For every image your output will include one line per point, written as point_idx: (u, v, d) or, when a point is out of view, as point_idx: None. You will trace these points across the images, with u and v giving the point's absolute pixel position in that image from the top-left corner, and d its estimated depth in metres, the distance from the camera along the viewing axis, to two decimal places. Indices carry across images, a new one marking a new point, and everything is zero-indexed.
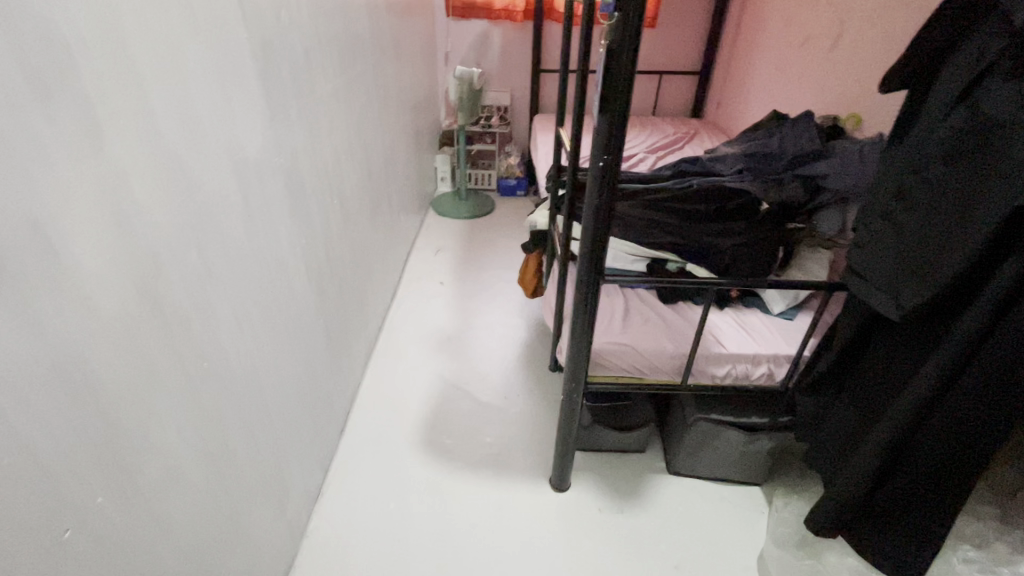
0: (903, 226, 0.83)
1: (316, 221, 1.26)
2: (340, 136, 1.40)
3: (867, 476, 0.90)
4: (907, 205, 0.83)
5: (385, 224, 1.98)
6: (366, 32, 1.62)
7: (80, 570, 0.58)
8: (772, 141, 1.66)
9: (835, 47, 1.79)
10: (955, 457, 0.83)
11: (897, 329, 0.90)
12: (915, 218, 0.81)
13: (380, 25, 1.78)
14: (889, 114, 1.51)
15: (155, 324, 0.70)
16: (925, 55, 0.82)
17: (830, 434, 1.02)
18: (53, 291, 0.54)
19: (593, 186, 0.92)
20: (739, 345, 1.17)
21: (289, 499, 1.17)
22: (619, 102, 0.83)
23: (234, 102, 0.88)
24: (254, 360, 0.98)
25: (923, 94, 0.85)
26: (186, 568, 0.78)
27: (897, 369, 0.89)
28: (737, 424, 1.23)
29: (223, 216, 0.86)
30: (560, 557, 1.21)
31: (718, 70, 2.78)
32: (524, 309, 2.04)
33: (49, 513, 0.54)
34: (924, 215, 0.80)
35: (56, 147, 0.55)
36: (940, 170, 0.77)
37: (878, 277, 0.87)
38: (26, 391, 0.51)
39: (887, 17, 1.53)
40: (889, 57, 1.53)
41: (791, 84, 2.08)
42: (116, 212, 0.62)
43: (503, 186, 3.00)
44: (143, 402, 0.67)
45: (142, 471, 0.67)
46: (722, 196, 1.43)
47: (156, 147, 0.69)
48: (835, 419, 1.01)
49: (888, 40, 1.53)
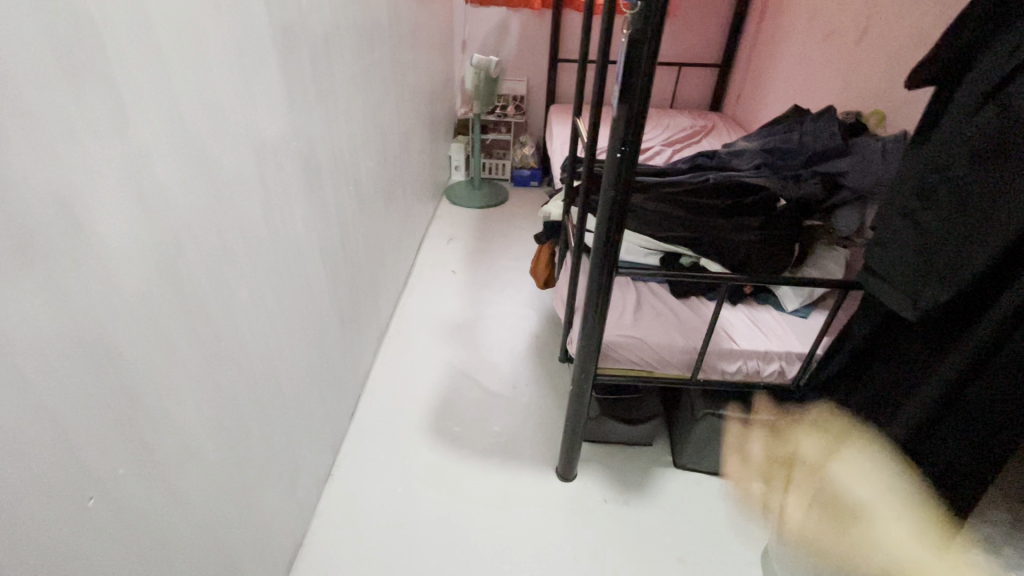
0: (923, 224, 0.82)
1: (332, 207, 1.27)
2: (357, 122, 1.41)
3: None
4: (927, 203, 0.81)
5: (399, 211, 1.99)
6: (385, 18, 1.62)
7: (102, 537, 0.60)
8: (791, 137, 1.64)
9: (860, 42, 1.75)
10: (969, 458, 0.82)
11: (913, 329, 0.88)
12: (937, 216, 0.79)
13: (399, 12, 1.78)
14: (914, 111, 1.47)
15: (175, 303, 0.71)
16: (954, 51, 0.80)
17: (840, 433, 1.01)
18: (80, 268, 0.56)
19: (610, 177, 0.92)
20: (751, 341, 1.16)
21: (300, 479, 1.19)
22: (638, 93, 0.82)
23: (254, 86, 0.89)
24: (269, 342, 1.00)
25: (950, 90, 0.83)
26: (202, 541, 0.81)
27: (911, 369, 0.88)
28: None
29: (242, 199, 0.87)
30: (564, 546, 1.22)
31: (739, 63, 2.73)
32: (534, 300, 2.05)
33: (75, 481, 0.56)
34: (946, 213, 0.78)
35: (84, 126, 0.56)
36: (962, 171, 0.76)
37: (895, 276, 0.86)
38: (52, 363, 0.53)
39: (915, 11, 1.49)
40: (916, 53, 1.49)
41: (814, 79, 2.05)
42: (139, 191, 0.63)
43: (517, 177, 2.99)
44: (163, 379, 0.69)
45: (162, 445, 0.69)
46: (737, 189, 1.42)
47: (178, 129, 0.70)
48: (845, 417, 1.00)
49: (916, 36, 1.49)
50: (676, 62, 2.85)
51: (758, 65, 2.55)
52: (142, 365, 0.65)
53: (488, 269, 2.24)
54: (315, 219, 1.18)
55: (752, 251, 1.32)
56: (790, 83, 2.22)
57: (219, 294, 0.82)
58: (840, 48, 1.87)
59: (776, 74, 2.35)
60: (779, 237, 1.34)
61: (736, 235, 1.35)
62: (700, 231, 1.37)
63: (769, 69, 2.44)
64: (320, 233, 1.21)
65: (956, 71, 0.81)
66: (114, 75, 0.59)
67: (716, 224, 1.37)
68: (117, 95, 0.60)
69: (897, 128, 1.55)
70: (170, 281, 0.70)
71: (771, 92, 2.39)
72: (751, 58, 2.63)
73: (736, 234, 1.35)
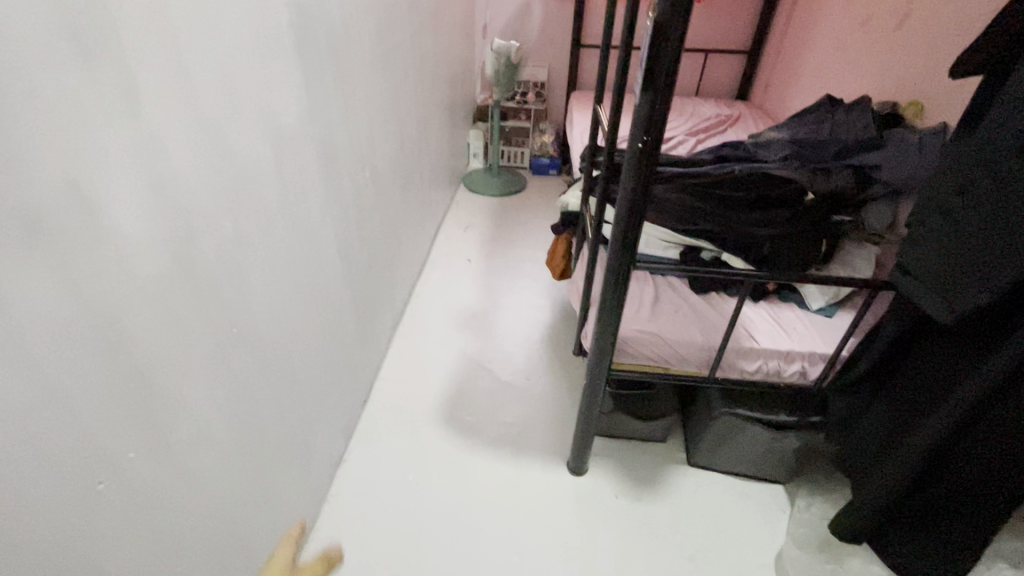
0: (962, 222, 0.77)
1: (348, 194, 1.27)
2: (374, 107, 1.39)
3: (901, 481, 0.87)
4: (968, 201, 0.76)
5: (416, 198, 1.98)
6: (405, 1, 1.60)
7: (115, 519, 0.61)
8: (822, 129, 1.58)
9: (900, 28, 1.67)
10: (1000, 469, 0.78)
11: (946, 333, 0.84)
12: (977, 214, 0.75)
13: None
14: (956, 102, 1.40)
15: (187, 289, 0.71)
16: (1008, 37, 0.74)
17: (863, 437, 0.98)
18: (92, 253, 0.56)
19: (631, 170, 0.89)
20: (772, 340, 1.13)
21: (312, 463, 1.20)
22: (663, 80, 0.79)
23: (270, 70, 0.87)
24: (282, 328, 1.00)
25: (1000, 80, 0.77)
26: (214, 523, 0.82)
27: (942, 374, 0.84)
28: (764, 420, 1.19)
29: (257, 185, 0.86)
30: (573, 540, 1.22)
31: (769, 50, 2.64)
32: (550, 291, 2.03)
33: (87, 465, 0.57)
34: (987, 212, 0.74)
35: (97, 110, 0.55)
36: (1008, 167, 0.71)
37: (930, 276, 0.82)
38: (64, 348, 0.53)
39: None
40: (961, 40, 1.41)
41: (848, 67, 1.96)
42: (152, 177, 0.63)
43: (536, 165, 2.95)
44: (176, 364, 0.69)
45: (174, 430, 0.70)
46: (765, 179, 1.35)
47: (192, 113, 0.69)
48: (870, 421, 0.97)
49: (961, 22, 1.41)
50: (703, 49, 2.76)
51: (789, 52, 2.45)
52: (154, 351, 0.65)
53: (504, 259, 2.22)
54: (331, 205, 1.18)
55: (776, 248, 1.28)
56: (823, 71, 2.13)
57: (230, 279, 0.81)
58: (878, 35, 1.78)
59: (808, 62, 2.26)
60: (805, 234, 1.29)
61: (760, 229, 1.30)
62: (723, 225, 1.32)
63: (800, 57, 2.35)
64: (335, 220, 1.20)
65: (1006, 62, 0.75)
66: (127, 57, 0.58)
67: (739, 216, 1.32)
68: (130, 78, 0.59)
69: (936, 119, 1.47)
70: (182, 266, 0.69)
71: (802, 81, 2.30)
72: (782, 45, 2.53)
73: (761, 227, 1.30)
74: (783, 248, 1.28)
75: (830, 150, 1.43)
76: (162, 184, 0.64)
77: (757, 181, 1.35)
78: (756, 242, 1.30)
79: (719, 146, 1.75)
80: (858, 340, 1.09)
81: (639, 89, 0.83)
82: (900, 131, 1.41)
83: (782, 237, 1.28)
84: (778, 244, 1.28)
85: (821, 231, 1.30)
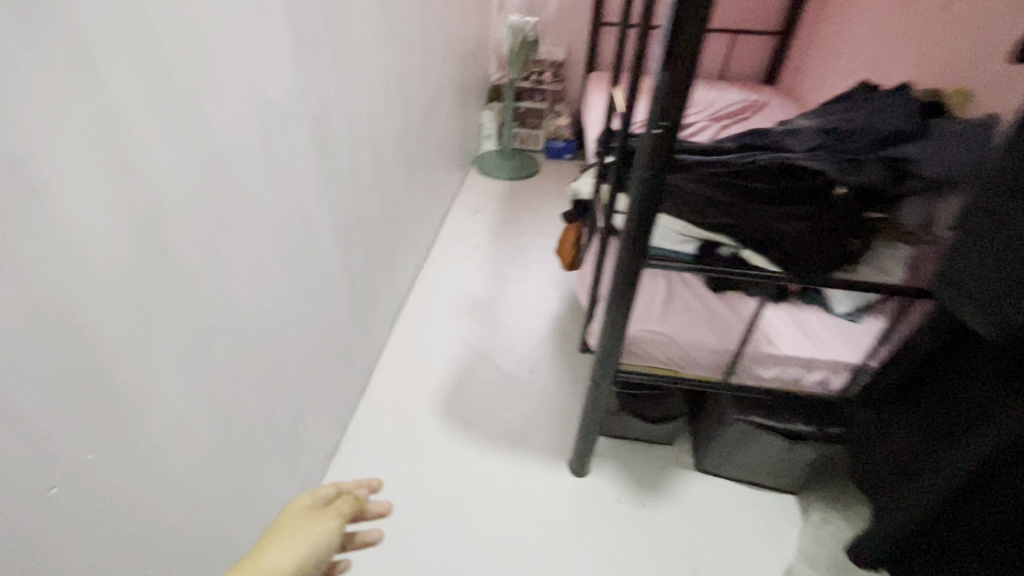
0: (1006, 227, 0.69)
1: (345, 175, 1.20)
2: (376, 83, 1.32)
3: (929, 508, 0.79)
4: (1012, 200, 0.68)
5: (422, 180, 1.91)
6: None
7: (71, 526, 0.57)
8: (858, 116, 1.45)
9: (949, 8, 1.53)
10: None
11: (987, 348, 0.76)
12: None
13: None
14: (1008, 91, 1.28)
15: (158, 277, 0.66)
16: None
17: (886, 455, 0.91)
18: (37, 240, 0.50)
19: (644, 159, 0.81)
20: (792, 346, 1.05)
21: (304, 454, 1.17)
22: (686, 57, 0.70)
23: (256, 39, 0.81)
24: (270, 316, 0.95)
25: None
26: (192, 522, 0.78)
27: (979, 393, 0.76)
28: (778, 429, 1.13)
29: (240, 164, 0.81)
30: (572, 544, 1.17)
31: (801, 31, 2.49)
32: (559, 280, 1.96)
33: (38, 470, 0.52)
34: None
35: (42, 80, 0.49)
36: None
37: (970, 285, 0.74)
38: (5, 344, 0.48)
39: None
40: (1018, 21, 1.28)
41: (888, 50, 1.82)
42: (113, 153, 0.57)
43: (550, 148, 2.85)
44: (143, 358, 0.64)
45: (142, 427, 0.65)
46: (793, 169, 1.23)
47: (161, 84, 0.63)
48: (895, 439, 0.90)
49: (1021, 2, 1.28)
50: (731, 29, 2.61)
51: (823, 33, 2.30)
52: (116, 343, 0.60)
53: (513, 245, 2.15)
54: (326, 186, 1.11)
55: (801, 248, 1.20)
56: (860, 54, 1.99)
57: (210, 265, 0.76)
58: (923, 15, 1.64)
59: (844, 45, 2.12)
60: (834, 233, 1.20)
61: (783, 226, 1.22)
62: (741, 225, 1.25)
63: (835, 39, 2.20)
64: (332, 203, 1.14)
65: None
66: (78, 19, 0.52)
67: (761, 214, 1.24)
68: (82, 43, 0.52)
69: (985, 109, 1.35)
70: (150, 253, 0.64)
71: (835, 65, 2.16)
72: (816, 26, 2.38)
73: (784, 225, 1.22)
74: (808, 248, 1.20)
75: (866, 141, 1.30)
76: (125, 162, 0.59)
77: (784, 173, 1.24)
78: (777, 243, 1.23)
79: (743, 135, 1.65)
80: (888, 350, 1.01)
81: (659, 69, 0.74)
82: (943, 122, 1.28)
83: (807, 236, 1.20)
84: (804, 242, 1.19)
85: (851, 229, 1.20)
